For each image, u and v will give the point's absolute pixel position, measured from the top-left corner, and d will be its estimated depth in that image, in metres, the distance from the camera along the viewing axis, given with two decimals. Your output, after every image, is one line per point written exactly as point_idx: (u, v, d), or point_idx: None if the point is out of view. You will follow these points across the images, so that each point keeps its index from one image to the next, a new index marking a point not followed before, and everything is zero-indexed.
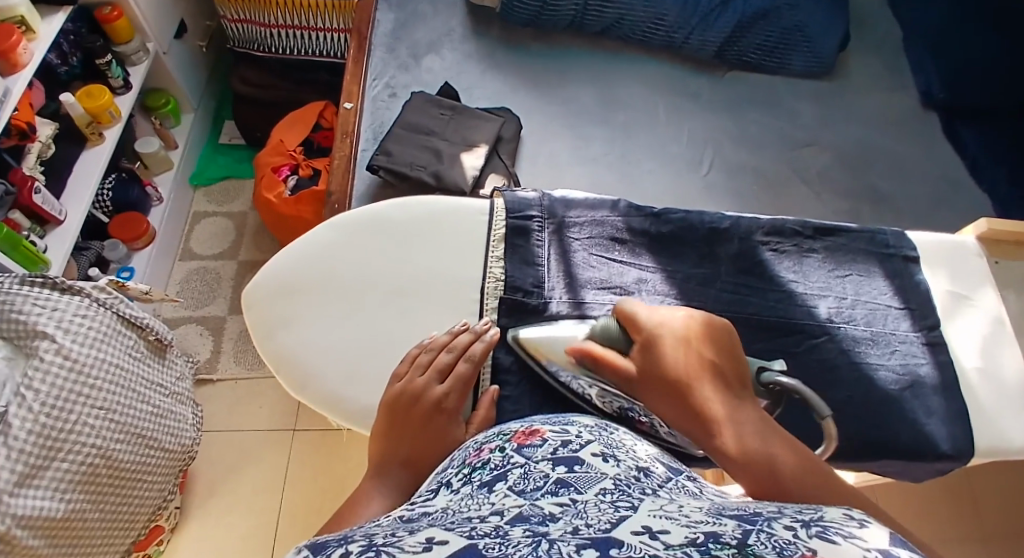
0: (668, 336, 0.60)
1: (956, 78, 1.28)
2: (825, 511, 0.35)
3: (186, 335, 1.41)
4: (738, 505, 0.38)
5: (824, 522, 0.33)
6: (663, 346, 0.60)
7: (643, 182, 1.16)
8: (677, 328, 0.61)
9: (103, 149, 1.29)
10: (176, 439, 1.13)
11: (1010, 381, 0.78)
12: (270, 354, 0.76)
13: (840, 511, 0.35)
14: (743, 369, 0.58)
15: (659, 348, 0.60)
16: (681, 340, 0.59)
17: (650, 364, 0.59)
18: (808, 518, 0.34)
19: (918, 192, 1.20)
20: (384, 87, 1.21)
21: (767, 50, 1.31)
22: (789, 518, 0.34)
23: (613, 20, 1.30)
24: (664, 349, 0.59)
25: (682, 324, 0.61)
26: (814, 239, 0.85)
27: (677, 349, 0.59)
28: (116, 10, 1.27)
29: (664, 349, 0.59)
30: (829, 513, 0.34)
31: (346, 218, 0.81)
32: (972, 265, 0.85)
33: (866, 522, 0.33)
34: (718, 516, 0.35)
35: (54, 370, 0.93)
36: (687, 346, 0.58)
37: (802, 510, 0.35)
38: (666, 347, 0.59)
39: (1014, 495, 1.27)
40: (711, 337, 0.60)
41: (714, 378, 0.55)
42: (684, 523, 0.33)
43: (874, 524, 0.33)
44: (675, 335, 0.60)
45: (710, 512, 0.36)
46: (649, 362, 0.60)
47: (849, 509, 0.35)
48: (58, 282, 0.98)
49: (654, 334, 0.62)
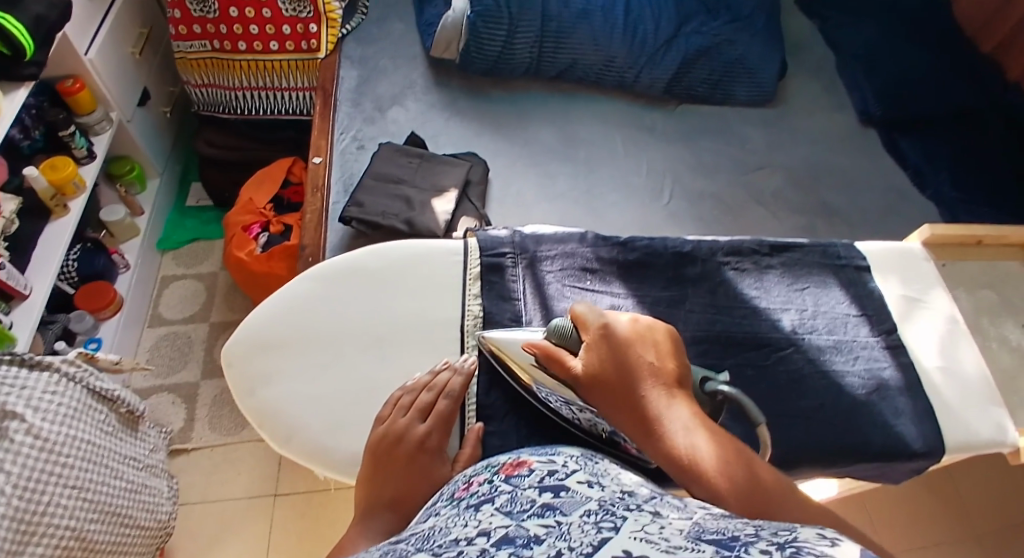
0: (612, 338, 0.64)
1: (890, 97, 1.36)
2: (801, 531, 0.37)
3: (158, 404, 1.39)
4: (717, 527, 0.40)
5: (798, 543, 0.35)
6: (608, 347, 0.63)
7: (607, 215, 1.20)
8: (620, 330, 0.64)
9: (67, 221, 1.29)
10: (152, 515, 1.10)
11: (970, 376, 0.82)
12: (254, 411, 0.76)
13: (814, 530, 0.37)
14: (682, 366, 0.62)
15: (605, 349, 0.63)
16: (624, 341, 0.63)
17: (595, 364, 0.63)
18: (783, 540, 0.36)
19: (866, 206, 1.27)
20: (351, 140, 1.24)
21: (712, 83, 1.39)
22: (765, 542, 0.36)
23: (566, 64, 1.37)
24: (608, 350, 0.63)
25: (626, 326, 0.65)
26: (771, 255, 0.89)
27: (620, 351, 0.62)
28: (78, 82, 1.28)
29: (608, 350, 0.63)
30: (804, 533, 0.36)
31: (322, 270, 0.83)
32: (923, 269, 0.90)
33: (837, 540, 0.35)
34: (696, 541, 0.36)
35: (24, 451, 0.91)
36: (628, 348, 0.62)
37: (776, 533, 0.36)
38: (611, 347, 0.63)
39: (989, 496, 1.30)
40: (652, 339, 0.63)
41: (651, 381, 0.59)
42: (664, 549, 0.35)
43: (846, 542, 0.35)
44: (619, 336, 0.64)
45: (690, 535, 0.38)
46: (595, 362, 0.63)
47: (823, 528, 0.37)
48: (27, 358, 0.96)
49: (601, 335, 0.65)
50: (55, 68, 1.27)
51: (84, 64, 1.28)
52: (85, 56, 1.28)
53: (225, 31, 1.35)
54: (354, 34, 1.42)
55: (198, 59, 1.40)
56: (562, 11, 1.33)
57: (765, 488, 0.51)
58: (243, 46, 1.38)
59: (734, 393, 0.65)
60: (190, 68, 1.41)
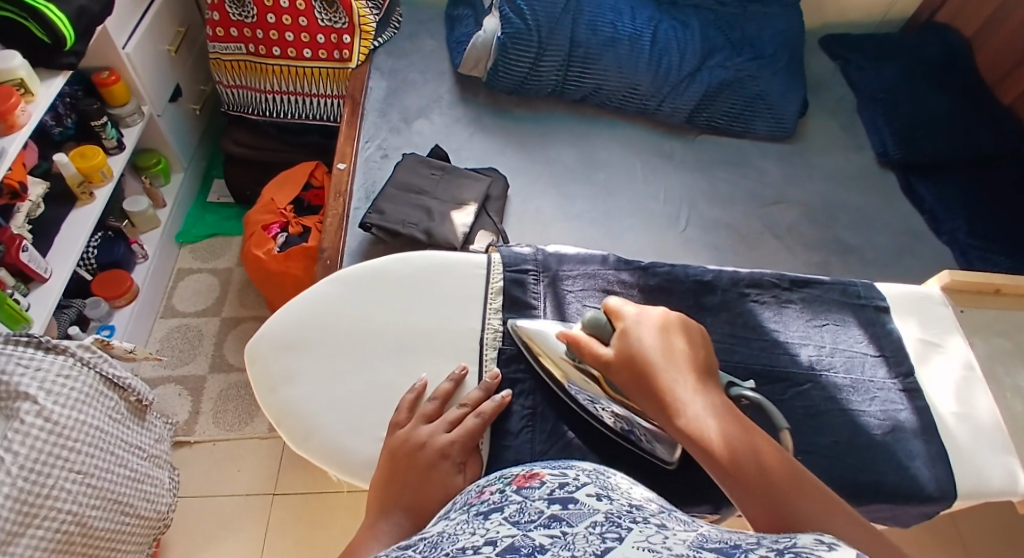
0: (645, 325, 0.64)
1: (911, 142, 1.37)
2: (799, 537, 0.38)
3: (165, 395, 1.40)
4: (721, 537, 0.41)
5: (797, 548, 0.37)
6: (640, 334, 0.63)
7: (625, 238, 1.21)
8: (655, 320, 0.65)
9: (93, 208, 1.30)
10: (152, 505, 1.11)
11: (984, 424, 0.82)
12: (272, 407, 0.77)
13: (811, 536, 0.38)
14: (713, 360, 0.62)
15: (638, 336, 0.63)
16: (656, 330, 0.63)
17: (627, 349, 0.63)
18: (782, 546, 0.38)
19: (883, 247, 1.27)
20: (376, 149, 1.26)
21: (735, 116, 1.40)
22: (765, 548, 0.37)
23: (592, 88, 1.38)
24: (640, 336, 0.63)
25: (658, 315, 0.65)
26: (790, 290, 0.89)
27: (653, 338, 0.63)
28: (114, 75, 1.31)
29: (639, 336, 0.63)
30: (802, 539, 0.38)
31: (348, 273, 0.84)
32: (940, 313, 0.90)
33: (834, 545, 0.37)
34: (698, 550, 0.37)
35: (33, 433, 0.91)
36: (660, 337, 0.62)
37: (776, 540, 0.38)
38: (644, 337, 0.63)
39: (995, 547, 1.29)
40: (684, 332, 0.63)
41: (685, 369, 0.59)
42: None
43: (842, 547, 0.37)
44: (651, 324, 0.64)
45: (694, 545, 0.38)
46: (627, 348, 0.63)
47: (820, 535, 0.39)
48: (44, 341, 0.98)
49: (634, 322, 0.65)
50: (92, 59, 1.31)
51: (121, 57, 1.30)
52: (123, 49, 1.30)
53: (261, 35, 1.38)
54: (386, 46, 1.45)
55: (232, 60, 1.42)
56: (590, 38, 1.35)
57: (796, 484, 0.51)
58: (277, 52, 1.40)
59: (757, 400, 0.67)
60: (222, 68, 1.44)
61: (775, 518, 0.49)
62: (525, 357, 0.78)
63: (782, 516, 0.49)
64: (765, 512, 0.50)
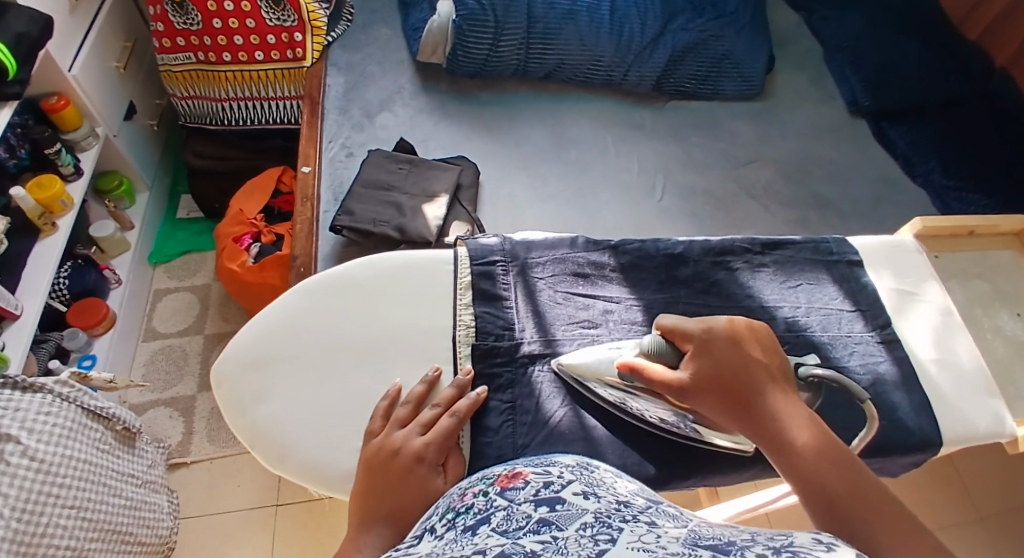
0: (718, 341, 0.65)
1: (879, 87, 1.36)
2: (795, 537, 0.39)
3: (156, 419, 1.38)
4: (712, 533, 0.40)
5: (794, 548, 0.37)
6: (715, 350, 0.64)
7: (601, 214, 1.20)
8: (725, 332, 0.66)
9: (56, 239, 1.27)
10: (152, 531, 1.10)
11: (966, 369, 0.82)
12: (246, 429, 0.76)
13: (809, 536, 0.39)
14: (786, 366, 0.65)
15: (717, 353, 0.64)
16: (729, 343, 0.64)
17: (703, 367, 0.64)
18: (779, 544, 0.38)
19: (859, 196, 1.27)
20: (340, 147, 1.23)
21: (701, 78, 1.38)
22: (762, 545, 0.37)
23: (554, 64, 1.36)
24: (716, 353, 0.64)
25: (726, 327, 0.66)
26: (763, 254, 0.89)
27: (729, 353, 0.64)
28: (62, 99, 1.27)
29: (716, 353, 0.64)
30: (799, 538, 0.39)
31: (311, 284, 0.83)
32: (913, 262, 0.91)
33: (833, 544, 0.38)
34: (693, 547, 0.37)
35: (20, 473, 0.90)
36: (736, 350, 0.64)
37: (772, 538, 0.38)
38: (719, 355, 0.64)
39: (996, 483, 1.31)
40: (753, 339, 0.66)
41: (767, 383, 0.62)
42: None
43: (841, 545, 0.38)
44: (722, 337, 0.65)
45: (688, 542, 0.38)
46: (707, 369, 0.63)
47: (816, 534, 0.39)
48: (21, 381, 0.95)
49: (704, 339, 0.65)
50: (38, 85, 1.26)
51: (67, 80, 1.26)
52: (68, 72, 1.27)
53: (209, 42, 1.35)
54: (341, 40, 1.41)
55: (183, 71, 1.39)
56: (549, 11, 1.32)
57: (865, 492, 0.54)
58: (228, 57, 1.37)
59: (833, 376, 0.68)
60: (174, 80, 1.40)
61: (840, 525, 0.52)
62: (580, 394, 0.76)
63: (847, 524, 0.52)
64: (831, 519, 0.53)
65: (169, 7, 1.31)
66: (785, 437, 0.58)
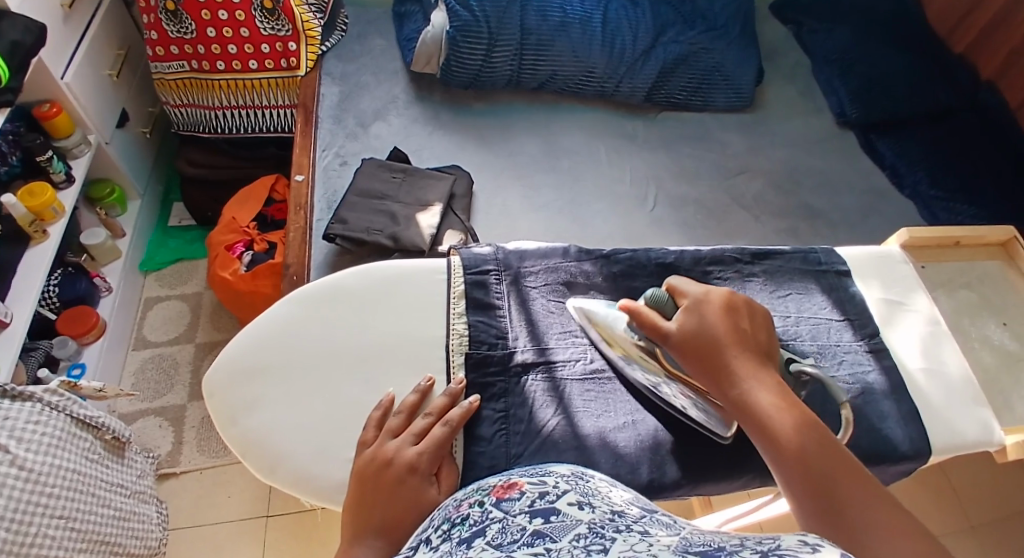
0: (711, 304, 0.67)
1: (866, 99, 1.38)
2: (782, 540, 0.38)
3: (145, 428, 1.37)
4: (704, 540, 0.41)
5: (780, 550, 0.36)
6: (708, 313, 0.67)
7: (593, 223, 1.20)
8: (718, 298, 0.68)
9: (47, 246, 1.26)
10: (141, 542, 1.09)
11: (953, 377, 0.83)
12: (237, 440, 0.75)
13: (796, 538, 0.38)
14: (773, 341, 0.68)
15: (708, 313, 0.67)
16: (723, 309, 0.67)
17: (694, 326, 0.66)
18: (767, 549, 0.37)
19: (848, 207, 1.28)
20: (334, 156, 1.24)
21: (692, 90, 1.40)
22: (750, 551, 0.37)
23: (547, 75, 1.37)
24: (706, 315, 0.67)
25: (722, 294, 0.68)
26: (753, 264, 0.90)
27: (720, 318, 0.66)
28: (55, 106, 1.27)
29: (708, 314, 0.67)
30: (787, 541, 0.38)
31: (304, 293, 0.83)
32: (901, 272, 0.92)
33: (818, 547, 0.37)
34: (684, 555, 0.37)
35: (10, 482, 0.89)
36: (728, 317, 0.66)
37: (761, 542, 0.38)
38: (707, 316, 0.66)
39: (989, 492, 1.32)
40: (745, 311, 0.68)
41: (747, 348, 0.64)
42: None
43: (826, 547, 0.37)
44: (718, 302, 0.67)
45: (679, 550, 0.38)
46: (697, 326, 0.66)
47: (804, 535, 0.39)
48: (10, 389, 0.94)
49: (699, 301, 0.68)
50: (32, 92, 1.26)
51: (60, 88, 1.26)
52: (61, 79, 1.26)
53: (203, 51, 1.34)
54: (335, 50, 1.42)
55: (176, 79, 1.39)
56: (541, 24, 1.33)
57: (835, 458, 0.55)
58: (222, 66, 1.37)
59: (819, 375, 0.69)
60: (168, 88, 1.40)
61: (805, 482, 0.54)
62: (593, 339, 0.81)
63: (809, 480, 0.54)
64: (793, 474, 0.55)
65: (164, 16, 1.31)
66: (762, 397, 0.60)
